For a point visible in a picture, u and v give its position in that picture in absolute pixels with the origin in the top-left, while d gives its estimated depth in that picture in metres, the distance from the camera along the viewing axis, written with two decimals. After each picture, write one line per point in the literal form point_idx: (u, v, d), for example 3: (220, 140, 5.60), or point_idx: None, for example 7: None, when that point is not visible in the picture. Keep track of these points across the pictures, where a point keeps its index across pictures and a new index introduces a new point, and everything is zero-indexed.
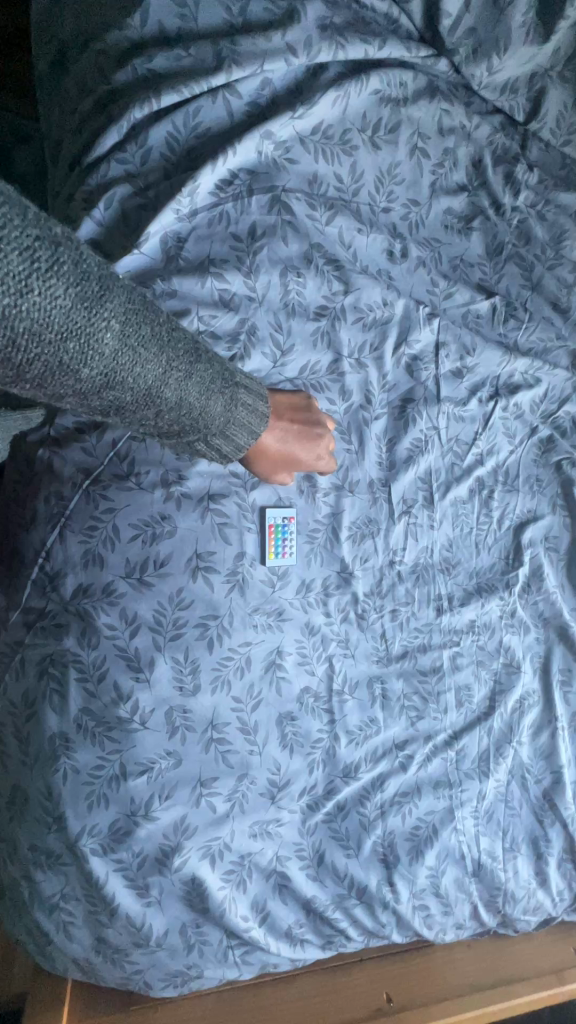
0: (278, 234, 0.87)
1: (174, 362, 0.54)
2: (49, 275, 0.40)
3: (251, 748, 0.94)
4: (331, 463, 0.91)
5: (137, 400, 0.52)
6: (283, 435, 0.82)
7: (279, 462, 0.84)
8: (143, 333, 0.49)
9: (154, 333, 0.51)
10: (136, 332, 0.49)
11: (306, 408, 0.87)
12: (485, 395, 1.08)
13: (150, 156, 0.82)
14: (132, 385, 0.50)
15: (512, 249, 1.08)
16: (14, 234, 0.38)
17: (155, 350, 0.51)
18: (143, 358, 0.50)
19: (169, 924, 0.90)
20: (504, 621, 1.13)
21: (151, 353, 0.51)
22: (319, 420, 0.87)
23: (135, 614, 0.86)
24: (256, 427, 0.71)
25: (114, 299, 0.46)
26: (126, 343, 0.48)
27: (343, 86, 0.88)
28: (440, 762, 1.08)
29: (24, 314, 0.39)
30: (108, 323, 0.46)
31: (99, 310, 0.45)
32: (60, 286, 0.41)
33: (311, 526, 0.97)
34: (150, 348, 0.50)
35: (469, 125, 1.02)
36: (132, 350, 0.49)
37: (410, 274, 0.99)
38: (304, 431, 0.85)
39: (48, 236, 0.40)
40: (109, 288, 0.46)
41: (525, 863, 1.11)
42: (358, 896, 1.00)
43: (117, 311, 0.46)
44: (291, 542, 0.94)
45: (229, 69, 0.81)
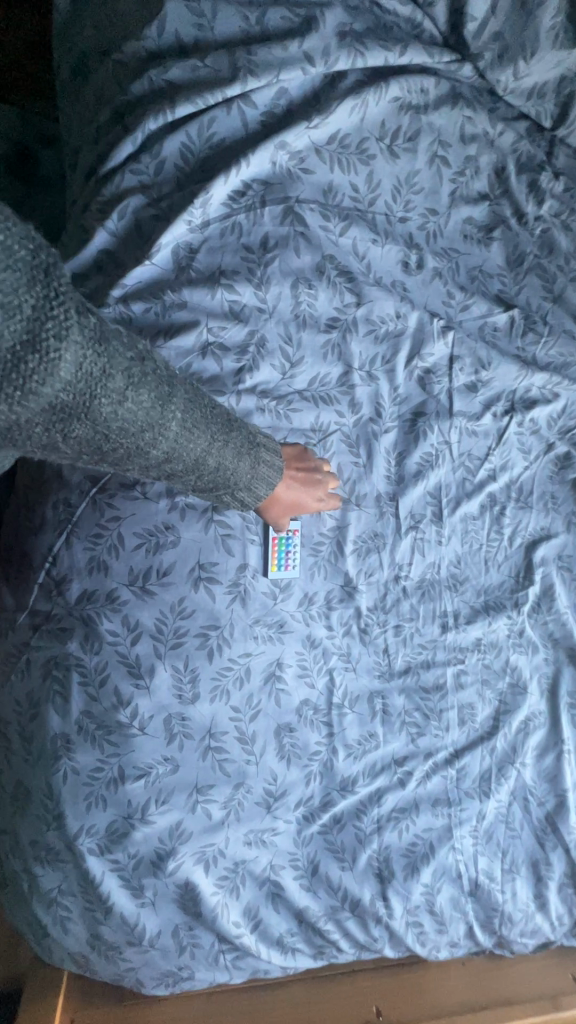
0: (290, 245, 0.87)
1: (220, 437, 0.66)
2: (137, 385, 0.53)
3: (248, 757, 0.94)
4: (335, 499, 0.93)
5: (190, 470, 0.64)
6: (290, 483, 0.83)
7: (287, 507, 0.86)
8: (199, 420, 0.62)
9: (206, 419, 0.63)
10: (193, 419, 0.61)
11: (305, 455, 0.89)
12: (501, 409, 1.06)
13: (164, 167, 0.82)
14: (187, 460, 0.62)
15: (534, 260, 1.04)
16: (118, 359, 0.51)
17: (206, 431, 0.63)
18: (198, 439, 0.62)
19: (162, 925, 0.92)
20: (511, 640, 1.10)
21: (204, 434, 0.63)
22: (319, 465, 0.89)
23: (137, 621, 0.87)
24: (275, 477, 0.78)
25: (177, 395, 0.58)
26: (185, 427, 0.60)
27: (362, 95, 0.86)
28: (439, 779, 1.07)
29: (118, 416, 0.52)
30: (175, 416, 0.58)
31: (169, 406, 0.57)
32: (144, 393, 0.54)
33: (316, 539, 0.97)
34: (203, 429, 0.63)
35: (492, 131, 0.99)
36: (190, 433, 0.61)
37: (425, 285, 0.97)
38: (308, 477, 0.87)
39: (138, 358, 0.54)
40: (173, 388, 0.58)
41: (524, 885, 1.09)
42: (351, 909, 1.00)
43: (180, 405, 0.58)
44: (294, 554, 0.94)
45: (245, 79, 0.80)
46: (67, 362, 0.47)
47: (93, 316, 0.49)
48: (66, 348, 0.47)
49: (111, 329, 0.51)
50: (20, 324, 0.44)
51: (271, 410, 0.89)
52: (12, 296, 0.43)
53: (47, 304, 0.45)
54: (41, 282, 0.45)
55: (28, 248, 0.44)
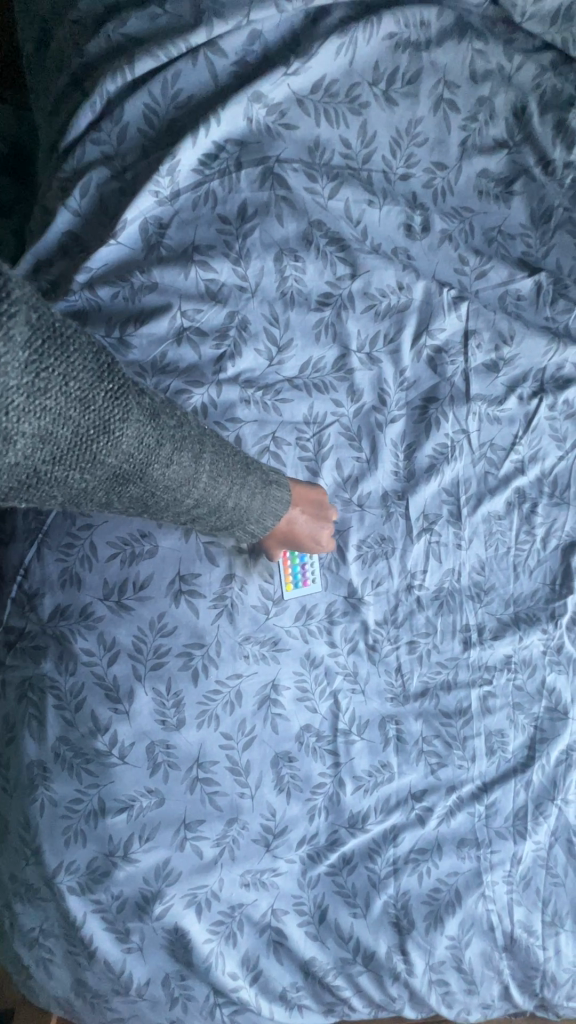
0: (272, 212, 0.76)
1: (257, 493, 0.67)
2: (180, 450, 0.55)
3: (242, 790, 0.84)
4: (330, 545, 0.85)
5: (226, 520, 0.66)
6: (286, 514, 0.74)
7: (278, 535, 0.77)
8: (234, 473, 0.63)
9: (240, 471, 0.64)
10: (227, 473, 0.62)
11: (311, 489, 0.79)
12: (528, 391, 0.91)
13: (127, 133, 0.73)
14: (224, 511, 0.64)
15: (564, 214, 0.89)
16: (166, 429, 0.53)
17: (240, 482, 0.64)
18: (232, 491, 0.64)
19: (151, 973, 0.83)
20: (548, 658, 0.95)
21: (238, 486, 0.64)
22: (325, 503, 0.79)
23: (114, 639, 0.79)
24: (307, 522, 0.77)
25: (217, 456, 0.60)
26: (218, 480, 0.61)
27: (348, 33, 0.76)
28: (465, 816, 0.93)
29: (164, 479, 0.54)
30: (209, 472, 0.59)
31: (205, 464, 0.58)
32: (184, 455, 0.56)
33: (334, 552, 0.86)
34: (243, 484, 0.65)
35: (509, 66, 0.84)
36: (227, 487, 0.62)
37: (433, 250, 0.85)
38: (309, 512, 0.77)
39: (180, 424, 0.55)
40: (214, 448, 0.60)
41: (570, 942, 0.94)
42: (364, 963, 0.88)
43: (217, 465, 0.60)
44: (311, 566, 0.86)
45: (210, 24, 0.71)
46: (124, 438, 0.49)
47: (146, 394, 0.51)
48: (125, 427, 0.48)
49: (158, 401, 0.53)
50: (90, 411, 0.45)
51: (257, 401, 0.79)
52: (85, 388, 0.44)
53: (111, 390, 0.47)
54: (108, 374, 0.46)
55: (94, 344, 0.46)
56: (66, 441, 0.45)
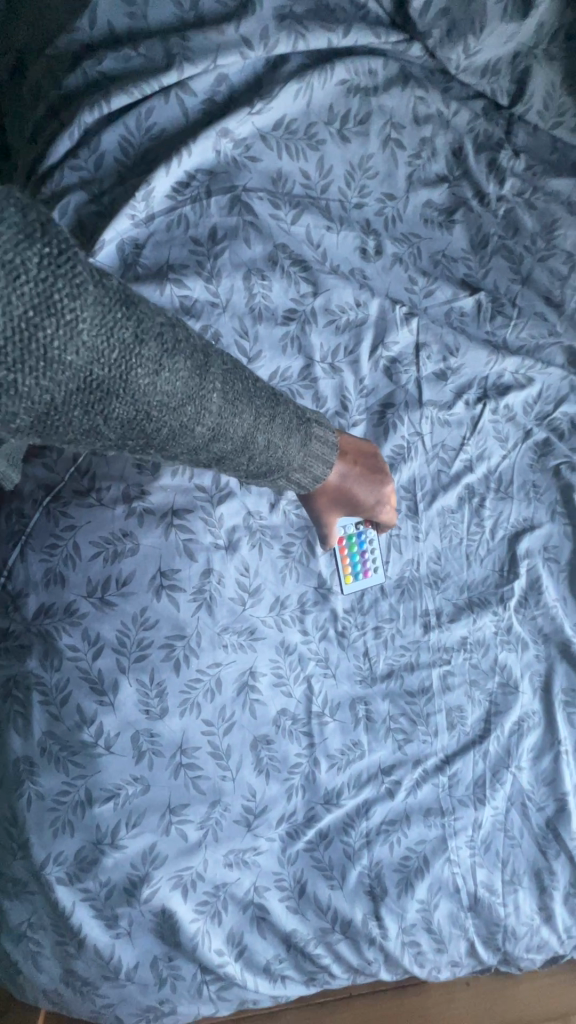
0: (240, 236, 0.83)
1: (263, 414, 0.63)
2: (172, 354, 0.50)
3: (224, 773, 0.89)
4: (392, 517, 0.94)
5: (237, 451, 0.62)
6: (343, 474, 0.83)
7: (337, 497, 0.86)
8: (238, 390, 0.59)
9: (245, 390, 0.60)
10: (232, 389, 0.58)
11: (370, 451, 0.89)
12: (473, 397, 1.02)
13: (103, 161, 0.78)
14: (233, 437, 0.60)
15: (498, 241, 1.00)
16: (147, 326, 0.48)
17: (247, 402, 0.60)
18: (240, 411, 0.59)
19: (140, 956, 0.86)
20: (499, 637, 1.05)
21: (245, 406, 0.60)
22: (384, 466, 0.89)
23: (98, 634, 0.83)
24: (330, 456, 0.76)
25: (217, 367, 0.56)
26: (223, 398, 0.56)
27: (305, 79, 0.84)
28: (430, 787, 1.01)
29: (157, 388, 0.49)
30: (213, 386, 0.55)
31: (207, 376, 0.54)
32: (178, 362, 0.51)
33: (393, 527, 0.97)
34: (248, 405, 0.60)
35: (447, 111, 0.95)
36: (232, 410, 0.58)
37: (386, 271, 0.94)
38: (367, 472, 0.86)
39: (168, 324, 0.51)
40: (214, 359, 0.55)
41: (528, 898, 1.02)
42: (342, 931, 0.94)
43: (219, 378, 0.56)
44: (368, 557, 0.97)
45: (180, 66, 0.77)
46: (88, 329, 0.44)
47: (114, 284, 0.47)
48: (84, 314, 0.43)
49: (133, 295, 0.48)
50: (33, 289, 0.40)
51: None
52: (18, 253, 0.39)
53: (60, 267, 0.42)
54: (49, 246, 0.41)
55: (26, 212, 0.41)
56: (8, 326, 0.40)
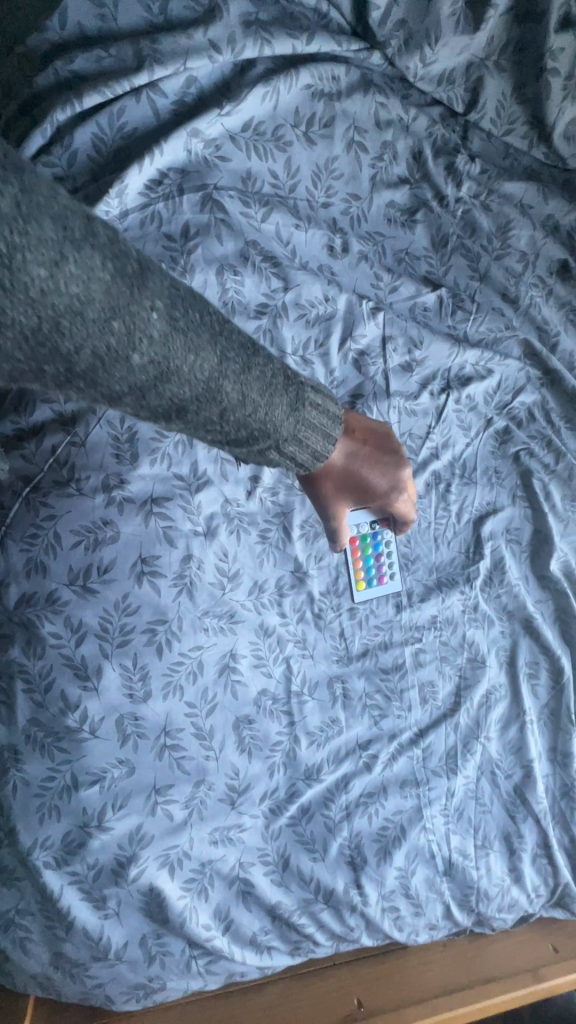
0: (212, 232, 0.86)
1: (232, 359, 0.49)
2: (87, 250, 0.36)
3: (207, 753, 0.92)
4: (409, 507, 0.84)
5: (198, 402, 0.48)
6: (354, 461, 0.71)
7: (348, 489, 0.74)
8: (193, 319, 0.45)
9: (203, 320, 0.46)
10: (183, 315, 0.43)
11: (384, 430, 0.76)
12: (437, 388, 1.07)
13: (76, 158, 0.80)
14: (193, 382, 0.46)
15: (457, 240, 1.06)
16: (46, 206, 0.34)
17: (208, 338, 0.46)
18: (198, 347, 0.45)
19: (129, 935, 0.88)
20: (466, 616, 1.11)
21: (205, 341, 0.46)
22: (400, 448, 0.77)
23: (81, 621, 0.85)
24: (326, 426, 0.63)
25: (163, 284, 0.42)
26: (170, 323, 0.42)
27: (272, 83, 0.88)
28: (405, 760, 1.06)
29: (63, 291, 0.35)
30: (153, 306, 0.41)
31: (141, 288, 0.40)
32: (95, 261, 0.37)
33: (409, 518, 0.88)
34: (207, 338, 0.46)
35: (407, 117, 1.00)
36: (185, 342, 0.44)
37: (352, 268, 0.99)
38: (381, 456, 0.74)
39: (83, 213, 0.37)
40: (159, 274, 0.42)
41: (498, 860, 1.09)
42: (325, 900, 0.98)
43: (167, 299, 0.42)
44: (378, 556, 1.03)
45: (151, 67, 0.79)
46: None
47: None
48: None
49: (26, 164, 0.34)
50: None
51: None
52: None
53: None
54: None
55: None
56: None
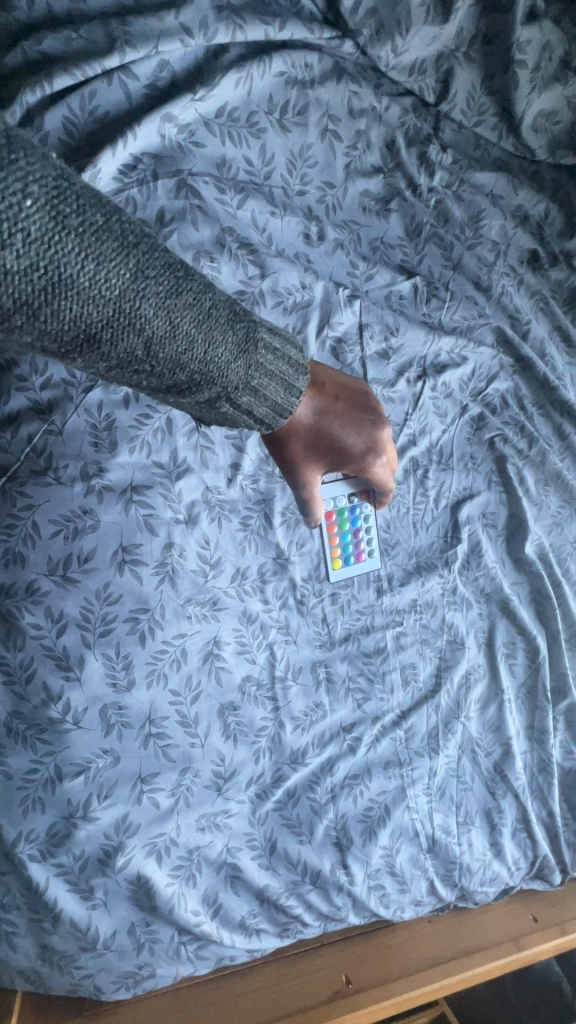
0: (188, 218, 0.85)
1: (153, 279, 0.45)
2: None
3: (193, 740, 0.92)
4: (388, 474, 0.81)
5: (109, 324, 0.44)
6: (322, 412, 0.71)
7: (321, 446, 0.73)
8: (92, 223, 0.41)
9: (108, 228, 0.42)
10: (75, 215, 0.40)
11: (358, 387, 0.76)
12: (414, 375, 1.09)
13: (47, 141, 0.79)
14: (95, 297, 0.42)
15: (431, 230, 1.08)
16: None
17: (114, 249, 0.42)
18: (99, 256, 0.41)
19: (117, 925, 0.88)
20: (446, 598, 1.13)
21: (108, 251, 0.42)
22: (376, 405, 0.76)
23: (62, 611, 0.84)
24: (283, 374, 0.62)
25: (47, 175, 0.38)
26: (57, 221, 0.39)
27: (245, 69, 0.88)
28: (388, 742, 1.08)
29: None
30: (32, 196, 0.37)
31: (16, 173, 0.36)
32: None
33: (389, 489, 0.85)
34: (111, 248, 0.42)
35: (379, 106, 1.01)
36: (79, 247, 0.40)
37: (329, 256, 0.99)
38: (353, 410, 0.73)
39: None
40: (44, 163, 0.38)
41: (480, 835, 1.11)
42: (312, 881, 0.99)
43: (52, 195, 0.38)
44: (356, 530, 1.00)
45: (122, 50, 0.79)
46: None
47: None
48: None
49: None
50: None
51: None
52: None
53: None
54: None
55: None
56: None
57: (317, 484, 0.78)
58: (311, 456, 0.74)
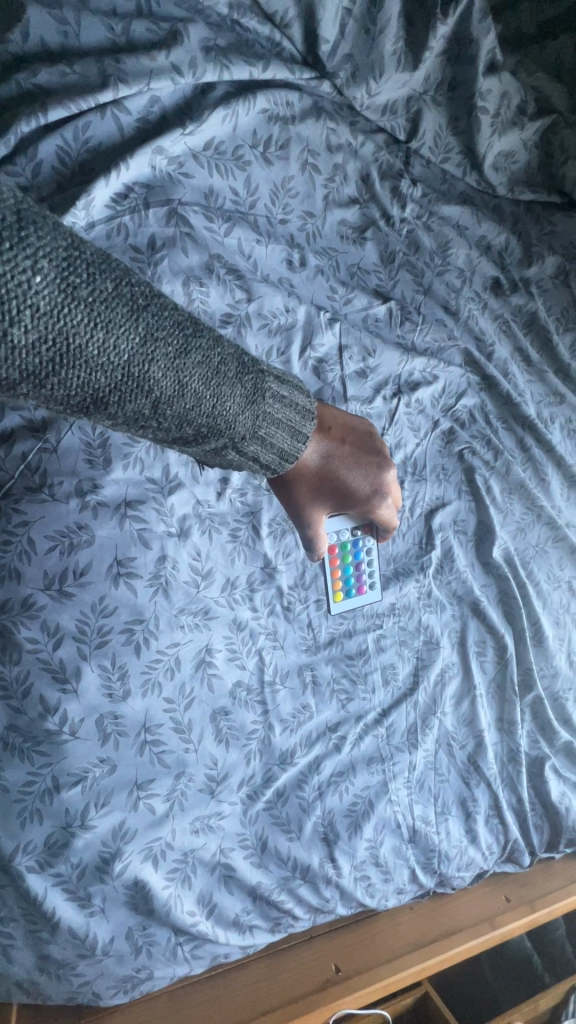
0: (178, 245, 0.89)
1: (161, 341, 0.49)
2: None
3: (187, 745, 0.96)
4: (391, 513, 0.87)
5: (118, 386, 0.48)
6: (329, 457, 0.76)
7: (328, 489, 0.79)
8: (103, 294, 0.44)
9: (119, 297, 0.46)
10: (86, 288, 0.43)
11: (364, 430, 0.81)
12: (389, 392, 1.16)
13: (41, 169, 0.81)
14: (105, 362, 0.46)
15: (403, 257, 1.16)
16: None
17: (123, 317, 0.46)
18: (109, 325, 0.45)
19: (115, 930, 0.90)
20: (422, 601, 1.20)
21: (119, 320, 0.46)
22: (381, 449, 0.81)
23: (58, 624, 0.86)
24: (286, 419, 0.68)
25: (59, 251, 0.41)
26: (69, 295, 0.42)
27: (232, 106, 0.93)
28: (371, 739, 1.14)
29: None
30: (45, 273, 0.40)
31: (31, 254, 0.39)
32: None
33: (391, 526, 0.91)
34: (119, 315, 0.46)
35: (355, 142, 1.08)
36: (90, 318, 0.44)
37: (310, 281, 1.05)
38: (358, 454, 0.79)
39: None
40: (56, 240, 0.41)
41: (456, 823, 1.19)
42: (302, 876, 1.04)
43: (62, 269, 0.41)
44: (360, 560, 1.07)
45: (116, 86, 0.83)
46: None
47: None
48: None
49: None
50: None
51: None
52: None
53: None
54: None
55: None
56: None
57: (322, 524, 0.84)
58: (318, 497, 0.80)
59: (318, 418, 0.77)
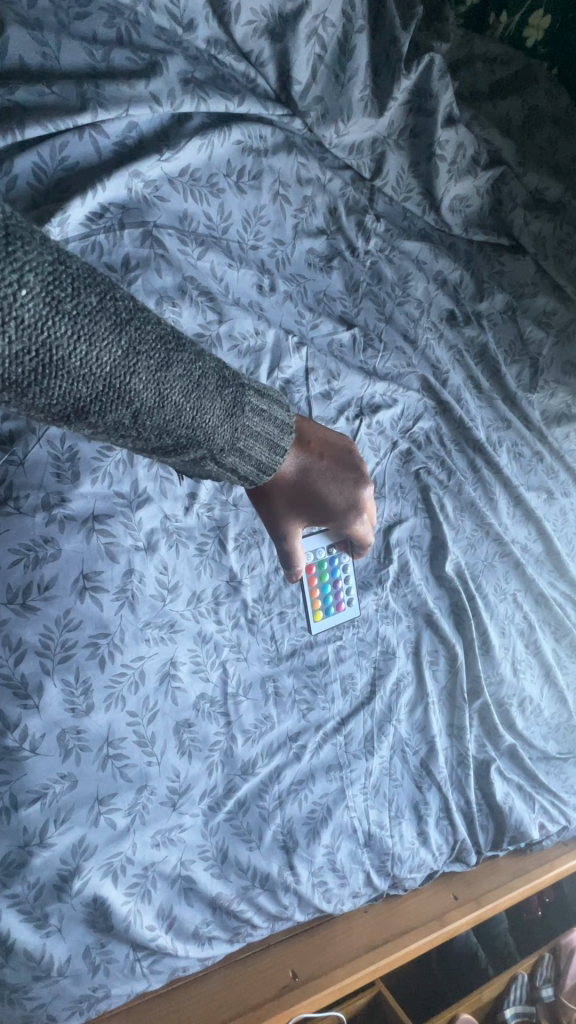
0: (152, 265, 0.92)
1: (144, 355, 0.49)
2: None
3: (150, 758, 0.96)
4: (367, 529, 0.91)
5: (98, 399, 0.47)
6: (306, 468, 0.80)
7: (306, 501, 0.82)
8: (87, 307, 0.44)
9: (103, 311, 0.45)
10: (69, 301, 0.42)
11: (344, 446, 0.85)
12: (352, 413, 1.21)
13: (16, 184, 0.83)
14: (85, 375, 0.45)
15: (367, 286, 1.23)
16: None
17: (106, 331, 0.45)
18: (91, 339, 0.44)
19: (72, 949, 0.89)
20: (379, 613, 1.26)
21: (101, 332, 0.45)
22: (359, 464, 0.85)
23: (21, 639, 0.85)
24: (263, 432, 0.69)
25: (44, 263, 0.40)
26: (51, 308, 0.41)
27: (207, 137, 0.98)
28: (330, 747, 1.18)
29: None
30: (28, 287, 0.39)
31: (14, 268, 0.38)
32: None
33: (366, 543, 0.95)
34: (103, 329, 0.45)
35: (324, 177, 1.15)
36: (72, 331, 0.43)
37: (279, 306, 1.10)
38: (336, 468, 0.82)
39: None
40: (42, 254, 0.40)
41: (409, 826, 1.24)
42: (261, 885, 1.05)
43: (47, 283, 0.41)
44: (339, 577, 1.17)
45: (95, 110, 0.86)
46: None
47: None
48: None
49: None
50: None
51: None
52: None
53: None
54: None
55: None
56: None
57: (297, 536, 0.88)
58: (295, 507, 0.83)
59: (298, 430, 0.81)
